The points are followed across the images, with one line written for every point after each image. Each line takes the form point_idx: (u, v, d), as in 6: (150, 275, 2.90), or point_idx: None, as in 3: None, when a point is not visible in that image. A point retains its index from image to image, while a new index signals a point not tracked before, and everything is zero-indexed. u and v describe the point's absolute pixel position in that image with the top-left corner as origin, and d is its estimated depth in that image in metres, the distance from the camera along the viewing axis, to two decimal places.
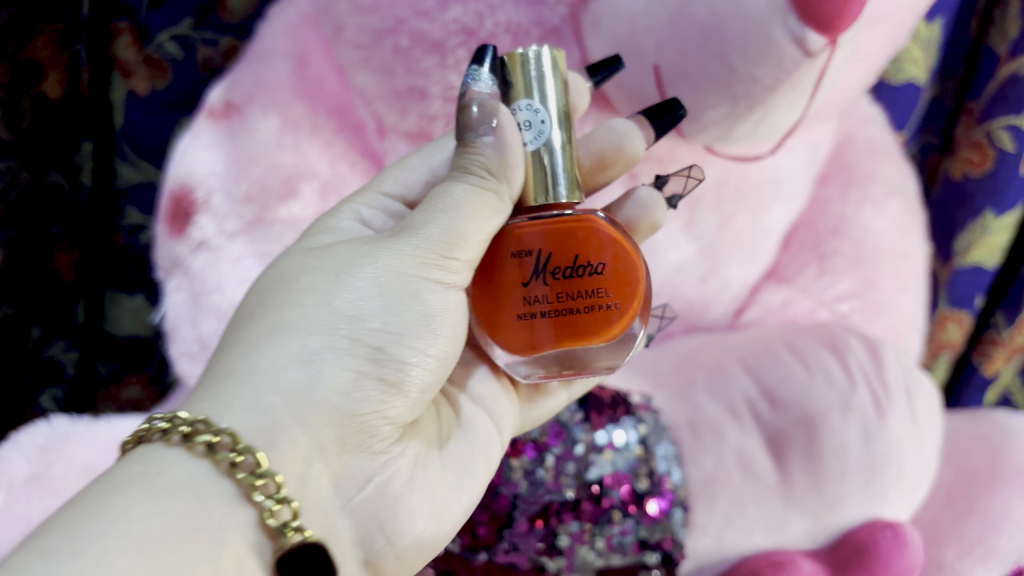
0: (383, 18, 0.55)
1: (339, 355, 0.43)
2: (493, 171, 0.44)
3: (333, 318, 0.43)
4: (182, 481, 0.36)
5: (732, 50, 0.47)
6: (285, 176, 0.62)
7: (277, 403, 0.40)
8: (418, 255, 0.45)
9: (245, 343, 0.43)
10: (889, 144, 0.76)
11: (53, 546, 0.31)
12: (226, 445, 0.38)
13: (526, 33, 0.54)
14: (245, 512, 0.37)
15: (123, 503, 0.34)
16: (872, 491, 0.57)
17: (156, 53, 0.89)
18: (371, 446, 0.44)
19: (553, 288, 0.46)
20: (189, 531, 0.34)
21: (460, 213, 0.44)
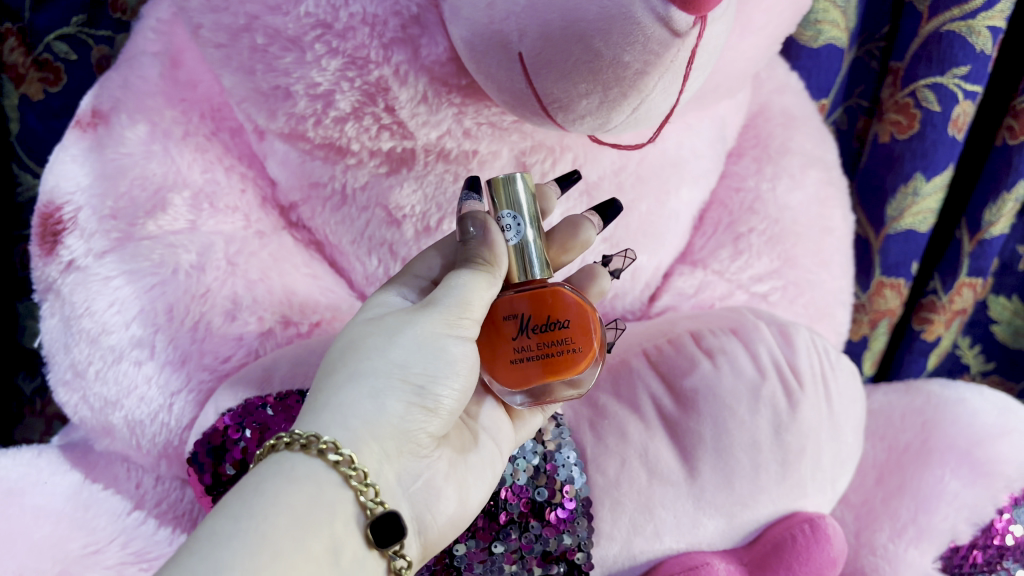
0: (235, 15, 0.52)
1: (397, 390, 0.44)
2: (485, 259, 0.45)
3: (388, 363, 0.44)
4: (308, 473, 0.40)
5: (594, 33, 0.43)
6: (154, 187, 0.57)
7: (354, 426, 0.42)
8: (448, 311, 0.45)
9: (319, 391, 0.44)
10: (807, 112, 0.74)
11: (231, 509, 0.37)
12: (331, 449, 0.41)
13: (384, 24, 0.49)
14: (344, 494, 0.41)
15: (271, 489, 0.39)
16: (788, 485, 0.55)
17: (45, 54, 0.85)
18: (419, 451, 0.46)
19: (535, 341, 0.48)
20: (319, 506, 0.39)
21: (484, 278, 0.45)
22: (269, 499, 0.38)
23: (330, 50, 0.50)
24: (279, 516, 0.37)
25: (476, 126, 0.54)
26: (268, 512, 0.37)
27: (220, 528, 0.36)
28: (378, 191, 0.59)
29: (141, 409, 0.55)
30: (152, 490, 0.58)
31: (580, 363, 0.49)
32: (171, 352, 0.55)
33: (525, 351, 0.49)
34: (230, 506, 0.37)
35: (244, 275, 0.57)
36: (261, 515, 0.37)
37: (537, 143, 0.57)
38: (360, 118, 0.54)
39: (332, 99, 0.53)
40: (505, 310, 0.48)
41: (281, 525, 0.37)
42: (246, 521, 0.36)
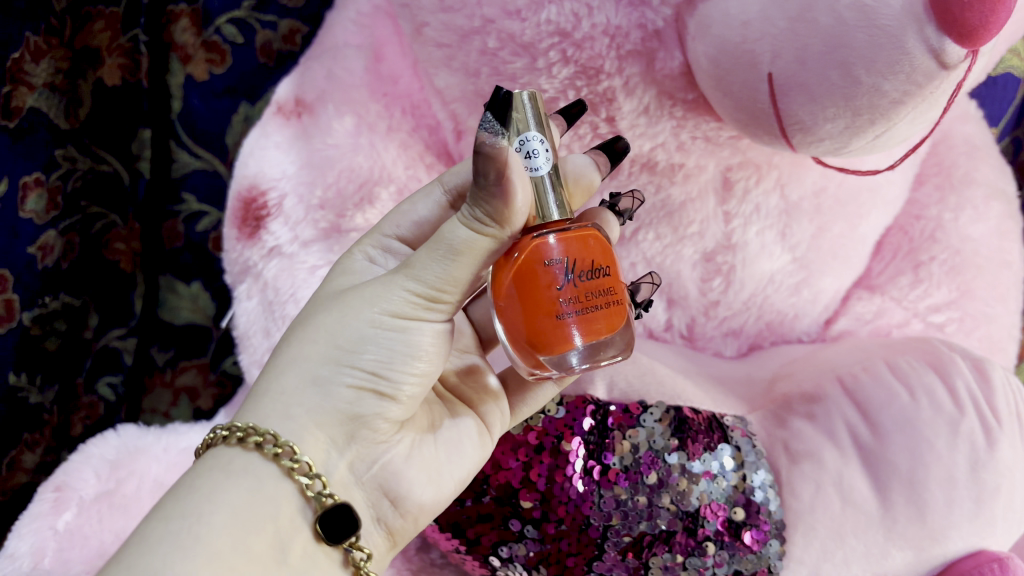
0: (470, 17, 0.52)
1: (339, 378, 0.41)
2: (496, 217, 0.38)
3: (333, 349, 0.41)
4: (249, 466, 0.39)
5: (858, 60, 0.43)
6: (361, 180, 0.59)
7: (300, 415, 0.40)
8: (412, 294, 0.41)
9: (266, 372, 0.42)
10: (987, 141, 0.73)
11: (168, 508, 0.37)
12: (269, 442, 0.39)
13: (625, 36, 0.50)
14: (287, 489, 0.39)
15: (206, 486, 0.38)
16: (981, 523, 0.54)
17: (214, 36, 0.85)
18: (377, 436, 0.43)
19: (581, 290, 0.42)
20: (257, 502, 0.38)
21: (465, 258, 0.39)
22: (205, 499, 0.37)
23: (563, 59, 0.51)
24: (215, 518, 0.36)
25: (692, 139, 0.54)
26: (204, 513, 0.36)
27: (152, 533, 0.36)
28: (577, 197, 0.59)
29: None
30: None
31: (619, 317, 0.44)
32: None
33: (570, 304, 0.41)
34: (167, 506, 0.37)
35: None
36: (194, 518, 0.36)
37: (746, 160, 0.57)
38: (577, 127, 0.55)
39: (555, 107, 0.53)
40: (549, 254, 0.41)
41: (217, 528, 0.36)
42: (181, 525, 0.36)
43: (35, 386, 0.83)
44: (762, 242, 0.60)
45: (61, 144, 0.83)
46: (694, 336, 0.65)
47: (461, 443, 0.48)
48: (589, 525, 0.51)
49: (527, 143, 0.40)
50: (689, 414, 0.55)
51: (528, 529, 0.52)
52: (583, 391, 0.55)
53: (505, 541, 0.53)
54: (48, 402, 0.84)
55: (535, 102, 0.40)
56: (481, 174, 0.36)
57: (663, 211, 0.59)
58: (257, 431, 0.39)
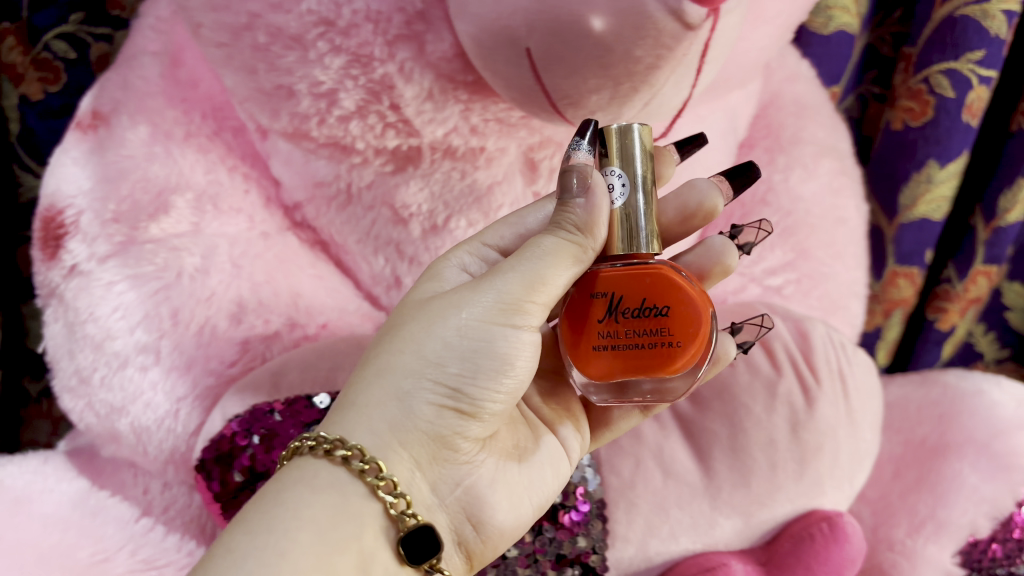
0: (236, 14, 0.50)
1: (429, 395, 0.42)
2: (582, 228, 0.42)
3: (418, 362, 0.42)
4: (334, 481, 0.41)
5: (605, 27, 0.42)
6: (157, 189, 0.56)
7: (382, 429, 0.42)
8: (498, 306, 0.42)
9: (352, 382, 0.43)
10: (819, 101, 0.72)
11: (254, 522, 0.38)
12: (357, 456, 0.41)
13: (388, 21, 0.48)
14: (371, 507, 0.41)
15: (294, 499, 0.39)
16: (806, 484, 0.54)
17: (44, 53, 0.79)
18: (457, 455, 0.45)
19: (621, 327, 0.44)
20: (346, 520, 0.40)
21: (552, 264, 0.41)
22: (294, 513, 0.39)
23: (333, 48, 0.50)
24: (303, 534, 0.38)
25: (484, 122, 0.53)
26: (291, 527, 0.38)
27: (239, 546, 0.37)
28: (383, 189, 0.57)
29: (146, 415, 0.54)
30: (159, 496, 0.59)
31: (676, 359, 0.44)
32: (177, 356, 0.54)
33: (611, 337, 0.44)
34: (254, 518, 0.38)
35: (250, 278, 0.56)
36: (282, 532, 0.37)
37: (547, 139, 0.56)
38: (365, 116, 0.53)
39: (336, 98, 0.52)
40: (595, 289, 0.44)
41: (306, 545, 0.38)
42: (270, 539, 0.37)
43: None
44: None
45: None
46: None
47: (539, 465, 0.50)
48: None
49: (619, 177, 0.42)
50: None
51: None
52: None
53: None
54: None
55: (642, 137, 0.42)
56: (568, 183, 0.41)
57: (471, 196, 0.57)
58: (345, 445, 0.41)
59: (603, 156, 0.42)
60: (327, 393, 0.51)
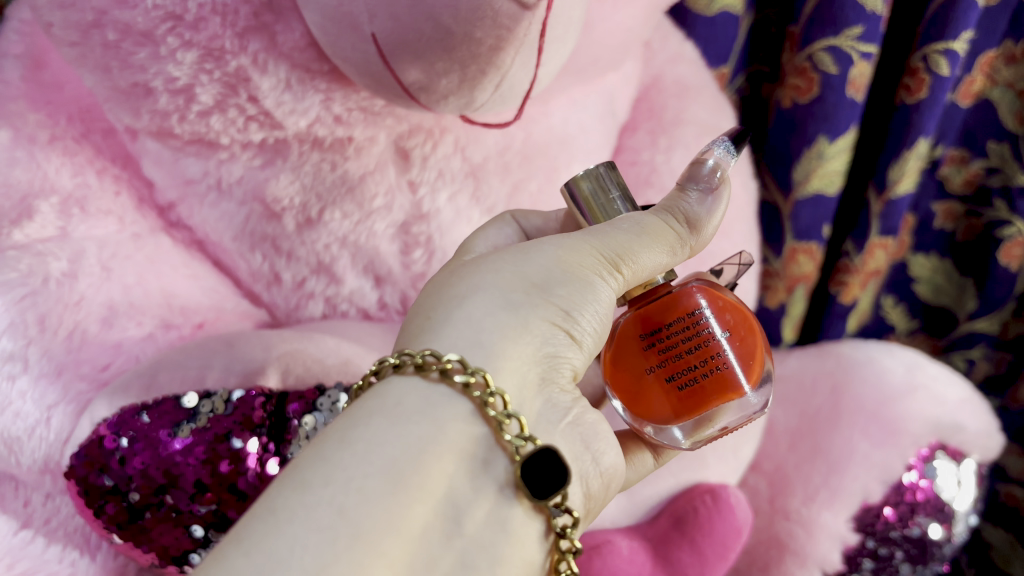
0: (83, 11, 0.49)
1: (542, 313, 0.42)
2: (690, 219, 0.47)
3: (524, 284, 0.43)
4: (419, 409, 0.38)
5: (442, 10, 0.42)
6: (20, 194, 0.55)
7: (494, 340, 0.41)
8: (598, 244, 0.44)
9: (444, 303, 0.42)
10: (701, 81, 0.73)
11: (310, 476, 0.34)
12: (458, 370, 0.39)
13: (235, 13, 0.48)
14: (481, 428, 0.38)
15: (364, 436, 0.36)
16: (688, 458, 0.57)
17: None
18: (558, 387, 0.43)
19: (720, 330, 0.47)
20: (434, 454, 0.36)
21: (660, 226, 0.46)
22: (361, 454, 0.35)
23: (183, 43, 0.49)
24: (371, 477, 0.34)
25: (347, 111, 0.53)
26: (358, 473, 0.34)
27: (290, 503, 0.33)
28: (253, 183, 0.56)
29: (16, 426, 0.52)
30: (41, 507, 0.56)
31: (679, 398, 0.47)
32: (46, 363, 0.53)
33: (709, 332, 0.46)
34: (314, 465, 0.35)
35: (121, 280, 0.56)
36: (352, 478, 0.34)
37: (416, 126, 0.56)
38: (225, 111, 0.52)
39: (194, 93, 0.51)
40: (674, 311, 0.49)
41: (378, 488, 0.34)
42: (338, 488, 0.34)
43: None
44: (454, 207, 0.59)
45: None
46: None
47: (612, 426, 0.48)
48: None
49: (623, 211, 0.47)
50: None
51: (211, 534, 0.51)
52: (252, 383, 0.52)
53: (193, 549, 0.52)
54: None
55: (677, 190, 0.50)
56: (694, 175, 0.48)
57: (343, 186, 0.56)
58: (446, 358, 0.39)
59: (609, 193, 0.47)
60: (196, 393, 0.51)
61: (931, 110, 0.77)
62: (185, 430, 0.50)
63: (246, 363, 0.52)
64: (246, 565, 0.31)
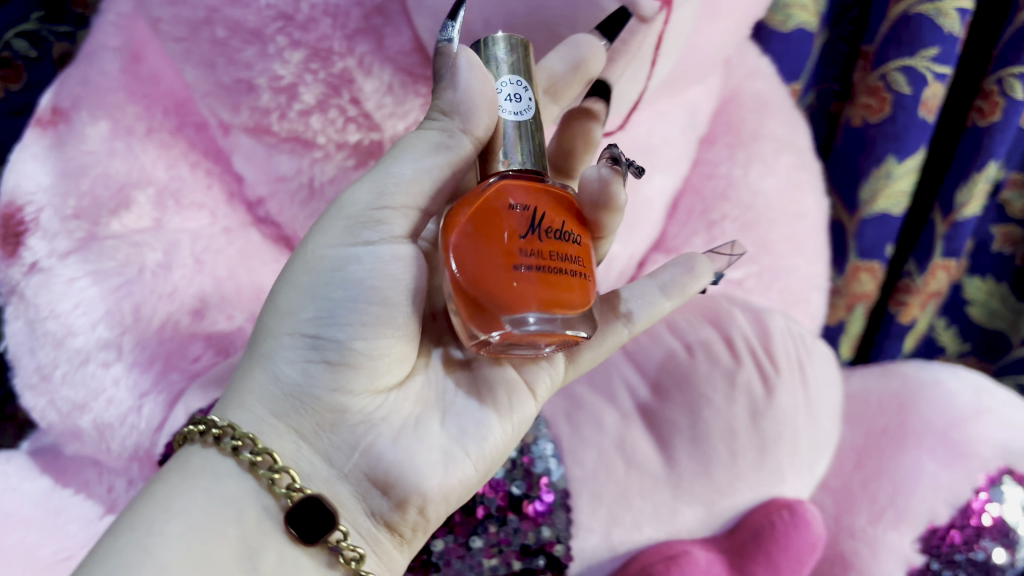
0: (194, 8, 0.50)
1: (284, 351, 0.43)
2: (448, 111, 0.42)
3: (293, 321, 0.43)
4: (202, 468, 0.42)
5: (560, 21, 0.43)
6: (117, 185, 0.56)
7: (273, 398, 0.43)
8: (350, 227, 0.43)
9: (252, 351, 0.45)
10: (777, 97, 0.73)
11: (126, 527, 0.39)
12: (229, 435, 0.42)
13: (347, 15, 0.49)
14: (251, 485, 0.42)
15: (173, 495, 0.41)
16: (766, 472, 0.56)
17: (6, 51, 0.80)
18: (348, 417, 0.44)
19: (546, 245, 0.40)
20: (211, 509, 0.40)
21: (416, 145, 0.42)
22: (171, 511, 0.40)
23: (292, 43, 0.50)
24: (173, 527, 0.39)
25: None
26: (166, 527, 0.39)
27: (107, 550, 0.39)
28: (345, 184, 0.58)
29: (109, 412, 0.54)
30: (123, 494, 0.57)
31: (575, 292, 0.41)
32: (139, 352, 0.54)
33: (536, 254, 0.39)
34: (137, 517, 0.40)
35: (212, 273, 0.57)
36: (153, 530, 0.39)
37: None
38: (325, 111, 0.53)
39: (297, 92, 0.52)
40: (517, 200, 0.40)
41: (177, 538, 0.39)
42: (132, 537, 0.39)
43: None
44: None
45: None
46: None
47: (498, 399, 0.48)
48: None
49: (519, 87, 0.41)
50: None
51: None
52: None
53: None
54: None
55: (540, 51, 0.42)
56: (441, 67, 0.41)
57: None
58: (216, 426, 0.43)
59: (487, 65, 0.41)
60: None
61: (1003, 133, 0.76)
62: None
63: None
64: None
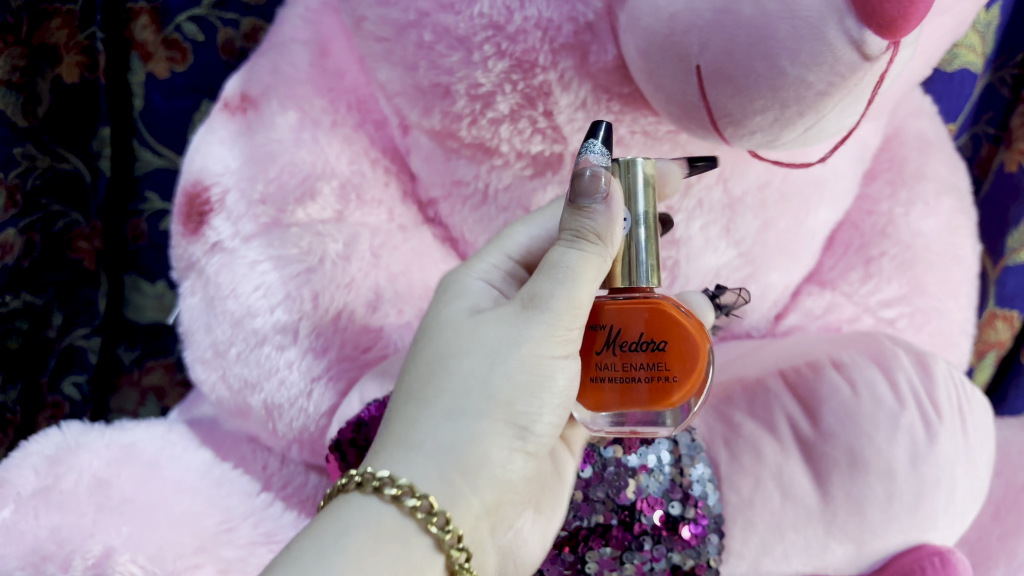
0: (405, 10, 0.52)
1: (499, 436, 0.45)
2: (601, 234, 0.44)
3: (499, 415, 0.45)
4: (395, 528, 0.41)
5: (782, 51, 0.43)
6: (303, 175, 0.58)
7: (459, 477, 0.44)
8: (554, 334, 0.45)
9: (429, 431, 0.44)
10: (940, 137, 0.73)
11: (316, 572, 0.38)
12: (425, 507, 0.42)
13: (557, 29, 0.50)
14: (430, 554, 0.41)
15: (358, 545, 0.40)
16: (920, 518, 0.53)
17: (175, 34, 0.84)
18: (510, 498, 0.47)
19: (624, 360, 0.48)
20: (388, 556, 0.40)
21: (588, 266, 0.44)
22: (362, 568, 0.39)
23: (498, 52, 0.51)
24: None
25: (630, 134, 0.55)
26: None
27: None
28: (520, 193, 0.59)
29: (280, 393, 0.56)
30: (278, 472, 0.62)
31: (664, 391, 0.48)
32: (314, 339, 0.56)
33: (610, 366, 0.48)
34: (328, 565, 0.38)
35: (387, 268, 0.58)
36: (339, 557, 0.39)
37: (689, 153, 0.57)
38: (516, 121, 0.54)
39: (493, 101, 0.53)
40: (609, 320, 0.47)
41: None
42: None
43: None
44: (705, 236, 0.60)
45: (21, 141, 0.78)
46: None
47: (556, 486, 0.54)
48: None
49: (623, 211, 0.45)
50: None
51: None
52: None
53: None
54: (12, 401, 0.82)
55: (646, 172, 0.45)
56: (590, 194, 0.43)
57: None
58: (416, 496, 0.42)
59: (613, 181, 0.45)
60: None
61: None
62: None
63: None
64: None
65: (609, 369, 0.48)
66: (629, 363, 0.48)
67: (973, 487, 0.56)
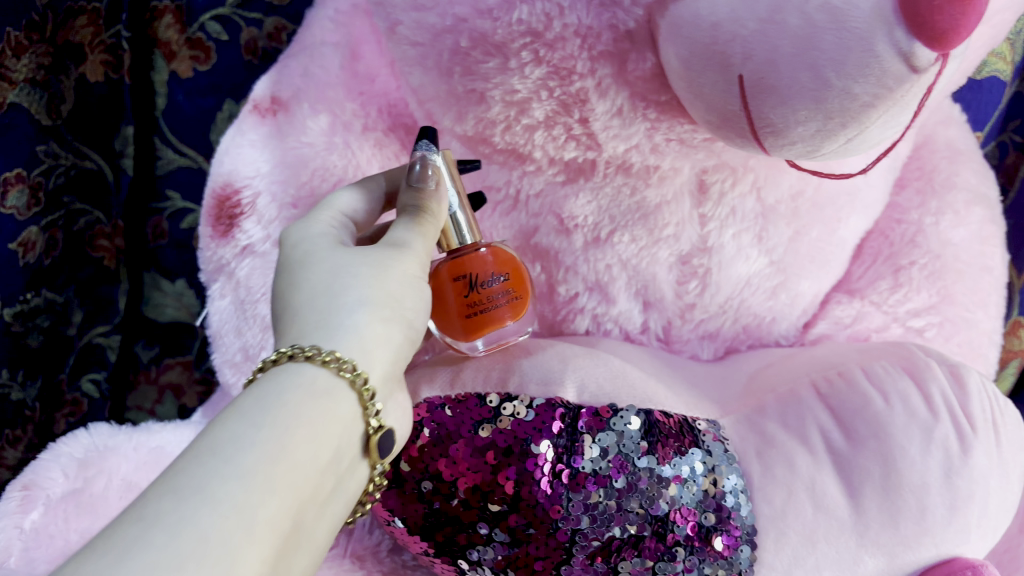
0: (442, 15, 0.51)
1: (389, 323, 0.46)
2: (434, 207, 0.50)
3: (389, 308, 0.46)
4: (316, 382, 0.40)
5: (826, 62, 0.42)
6: (335, 179, 0.58)
7: (366, 348, 0.44)
8: (417, 261, 0.49)
9: (318, 319, 0.44)
10: (969, 146, 0.72)
11: (243, 421, 0.36)
12: (338, 364, 0.41)
13: (597, 37, 0.49)
14: (349, 405, 0.41)
15: (284, 397, 0.38)
16: (954, 530, 0.53)
17: (199, 33, 0.84)
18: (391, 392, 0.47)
19: (485, 295, 0.53)
20: (323, 401, 0.39)
21: (422, 223, 0.50)
22: (292, 416, 0.38)
23: (536, 59, 0.50)
24: (300, 430, 0.37)
25: (665, 141, 0.54)
26: (290, 428, 0.37)
27: (221, 441, 0.35)
28: (553, 199, 0.59)
29: None
30: None
31: (499, 317, 0.54)
32: None
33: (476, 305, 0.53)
34: (255, 413, 0.37)
35: None
36: (277, 407, 0.38)
37: (723, 162, 0.56)
38: (551, 127, 0.54)
39: (528, 107, 0.53)
40: (455, 273, 0.53)
41: (292, 426, 0.37)
42: (259, 433, 0.36)
43: (17, 383, 0.83)
44: (737, 244, 0.60)
45: (43, 140, 0.81)
46: (669, 339, 0.66)
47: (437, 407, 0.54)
48: (557, 529, 0.53)
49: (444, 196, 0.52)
50: (659, 417, 0.56)
51: (495, 533, 0.54)
52: (551, 393, 0.55)
53: (474, 544, 0.55)
54: (31, 398, 0.85)
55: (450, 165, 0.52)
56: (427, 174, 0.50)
57: (638, 213, 0.58)
58: (338, 358, 0.41)
59: (432, 175, 0.50)
60: (497, 394, 0.55)
61: None
62: (485, 429, 0.54)
63: (545, 372, 0.56)
64: (208, 503, 0.32)
65: (475, 309, 0.54)
66: (487, 296, 0.54)
67: (1007, 500, 0.55)
